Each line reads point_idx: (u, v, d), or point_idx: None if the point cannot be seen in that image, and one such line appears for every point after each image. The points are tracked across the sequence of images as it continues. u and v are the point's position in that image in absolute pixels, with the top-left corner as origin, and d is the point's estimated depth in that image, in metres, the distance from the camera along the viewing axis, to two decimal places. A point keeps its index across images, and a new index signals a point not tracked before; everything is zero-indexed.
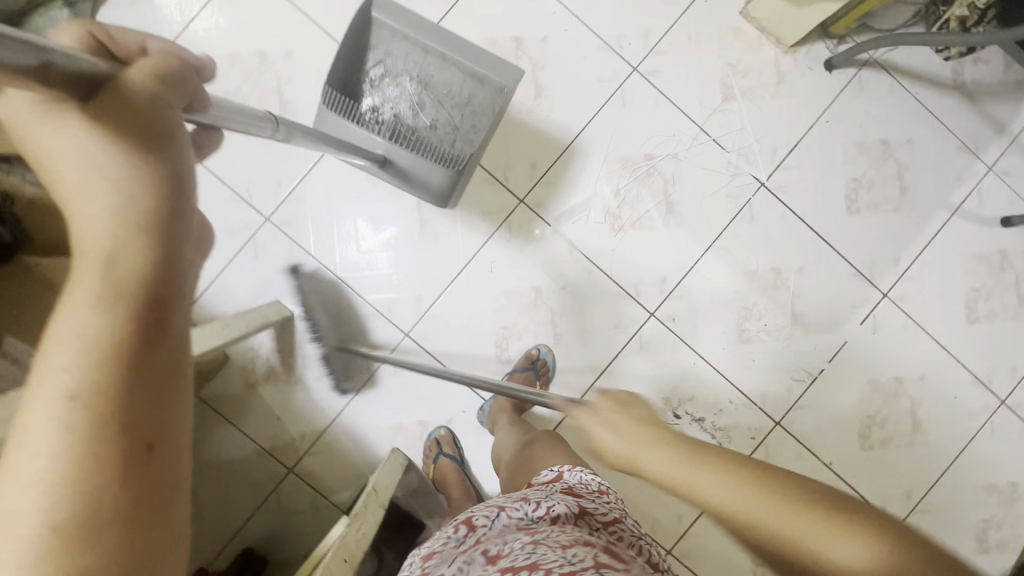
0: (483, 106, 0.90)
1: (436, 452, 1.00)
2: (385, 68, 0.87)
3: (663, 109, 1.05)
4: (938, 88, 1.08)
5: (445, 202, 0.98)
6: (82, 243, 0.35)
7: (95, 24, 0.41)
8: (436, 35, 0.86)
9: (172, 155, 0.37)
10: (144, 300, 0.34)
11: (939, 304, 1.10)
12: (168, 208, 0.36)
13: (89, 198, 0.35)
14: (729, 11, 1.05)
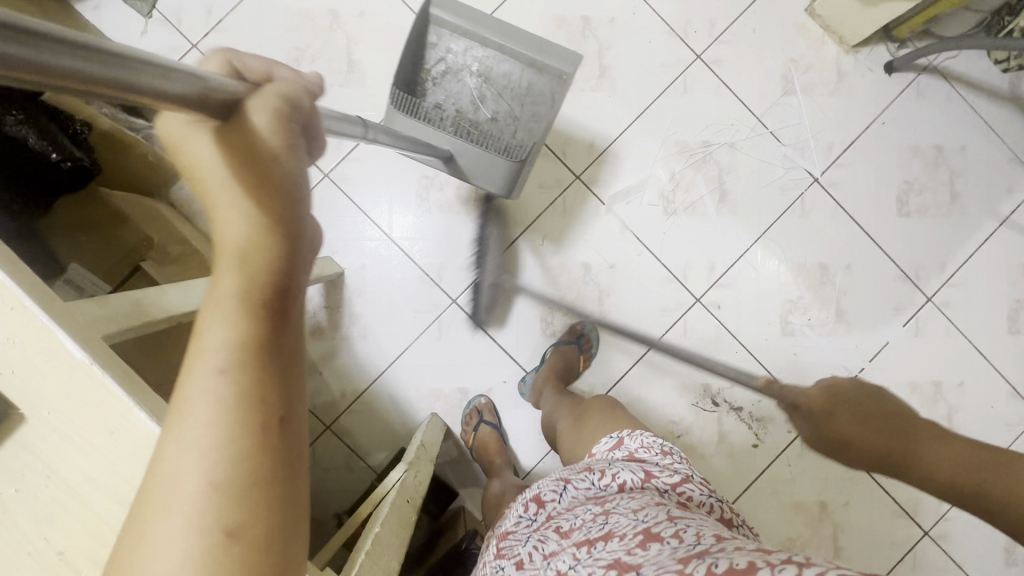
0: (543, 96, 0.87)
1: (476, 421, 1.01)
2: (445, 66, 0.87)
3: (724, 99, 1.07)
4: (994, 99, 1.09)
5: (509, 190, 0.92)
6: (218, 234, 0.35)
7: (231, 51, 0.38)
8: (496, 27, 0.85)
9: (295, 160, 0.34)
10: (275, 304, 0.34)
11: (982, 312, 1.10)
12: (287, 216, 0.35)
13: (224, 207, 0.34)
14: (795, 8, 1.07)
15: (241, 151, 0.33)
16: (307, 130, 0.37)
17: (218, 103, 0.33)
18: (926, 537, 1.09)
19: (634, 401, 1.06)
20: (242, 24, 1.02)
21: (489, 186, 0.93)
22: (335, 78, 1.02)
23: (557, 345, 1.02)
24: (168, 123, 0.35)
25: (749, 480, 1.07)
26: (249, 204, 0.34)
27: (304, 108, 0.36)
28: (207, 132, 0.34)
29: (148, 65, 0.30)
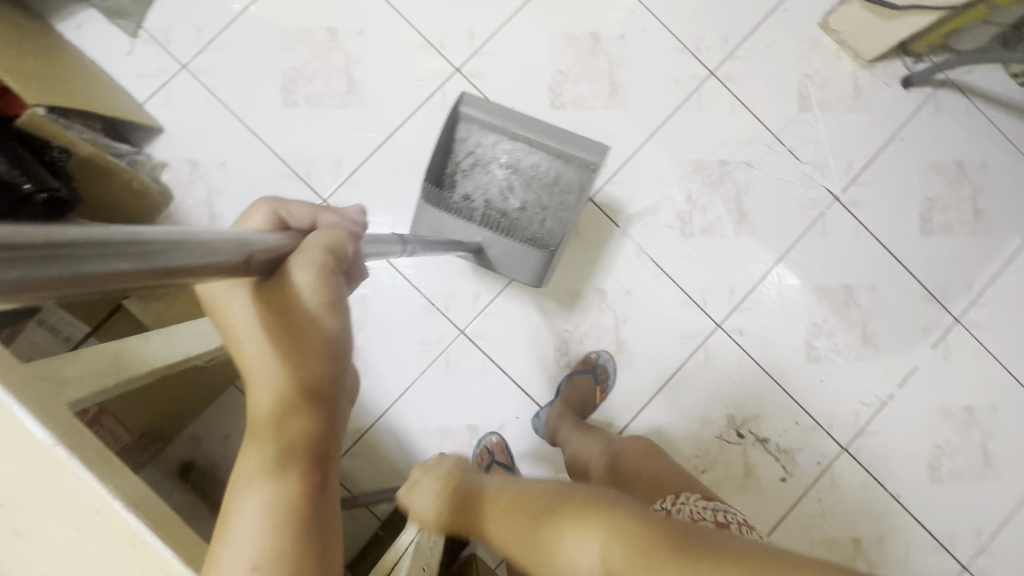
0: (570, 186, 0.87)
1: (487, 461, 0.93)
2: (474, 159, 0.86)
3: (739, 117, 1.03)
4: (1013, 113, 1.07)
5: (540, 281, 0.86)
6: (256, 411, 0.39)
7: (279, 201, 0.43)
8: (523, 122, 0.85)
9: (333, 327, 0.37)
10: (309, 477, 0.38)
11: (1012, 333, 1.06)
12: (322, 391, 0.38)
13: (257, 366, 0.38)
14: (808, 22, 1.04)
15: (280, 316, 0.37)
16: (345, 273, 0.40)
17: (260, 258, 0.34)
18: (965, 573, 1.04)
19: (655, 436, 0.99)
20: (235, 43, 0.96)
21: (518, 276, 0.86)
22: (333, 98, 0.97)
23: (574, 377, 0.95)
24: (206, 287, 0.39)
25: (780, 517, 1.00)
26: (284, 385, 0.38)
27: (346, 259, 0.39)
28: (248, 293, 0.37)
29: (195, 245, 0.28)
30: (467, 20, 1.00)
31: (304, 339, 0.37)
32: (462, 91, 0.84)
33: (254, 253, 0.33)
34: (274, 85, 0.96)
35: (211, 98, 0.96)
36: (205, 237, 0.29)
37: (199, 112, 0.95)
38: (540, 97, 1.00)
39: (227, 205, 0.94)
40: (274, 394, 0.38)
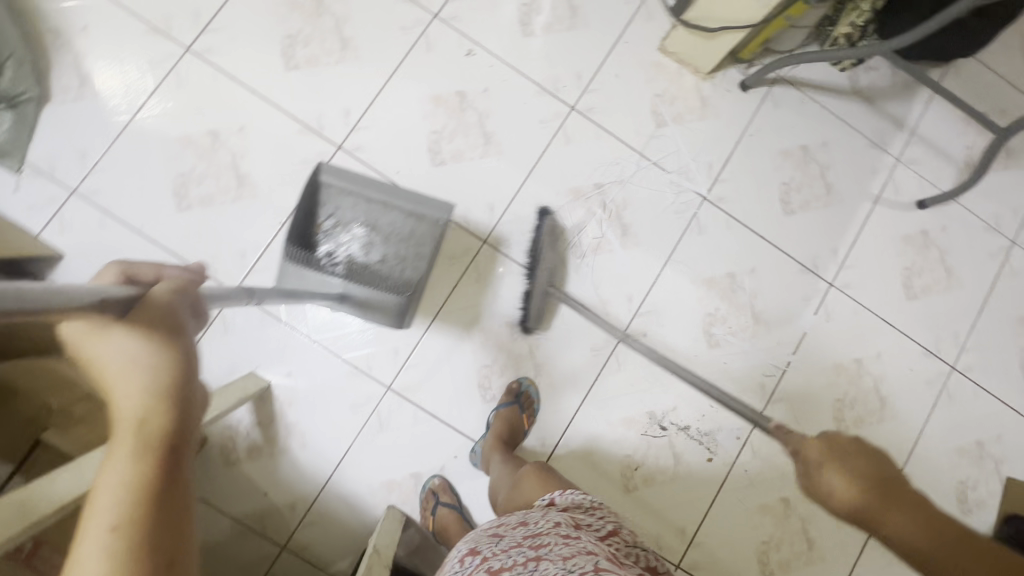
0: (426, 238, 0.95)
1: (433, 504, 0.99)
2: (336, 219, 0.95)
3: (605, 142, 1.14)
4: (839, 95, 1.21)
5: (403, 322, 0.96)
6: (117, 413, 0.41)
7: (125, 262, 0.49)
8: (377, 186, 0.93)
9: (187, 336, 0.45)
10: (167, 460, 0.40)
11: (880, 286, 1.20)
12: (184, 383, 0.43)
13: (117, 378, 0.41)
14: (649, 48, 1.16)
15: (149, 331, 0.43)
16: (193, 302, 0.48)
17: (117, 299, 0.42)
18: None
19: (587, 445, 1.09)
20: (122, 160, 1.01)
21: (382, 319, 0.96)
22: (226, 194, 1.02)
23: (501, 409, 1.01)
24: (68, 329, 0.43)
25: (714, 494, 1.10)
26: (147, 379, 0.41)
27: (192, 294, 0.48)
28: (106, 326, 0.42)
29: (45, 292, 0.36)
30: (340, 99, 1.07)
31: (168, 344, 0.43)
32: (319, 160, 0.91)
33: (110, 296, 0.41)
34: (167, 192, 1.01)
35: (108, 216, 1.00)
36: (63, 288, 0.38)
37: (97, 231, 0.99)
38: (421, 157, 1.08)
39: None
40: (137, 392, 0.41)
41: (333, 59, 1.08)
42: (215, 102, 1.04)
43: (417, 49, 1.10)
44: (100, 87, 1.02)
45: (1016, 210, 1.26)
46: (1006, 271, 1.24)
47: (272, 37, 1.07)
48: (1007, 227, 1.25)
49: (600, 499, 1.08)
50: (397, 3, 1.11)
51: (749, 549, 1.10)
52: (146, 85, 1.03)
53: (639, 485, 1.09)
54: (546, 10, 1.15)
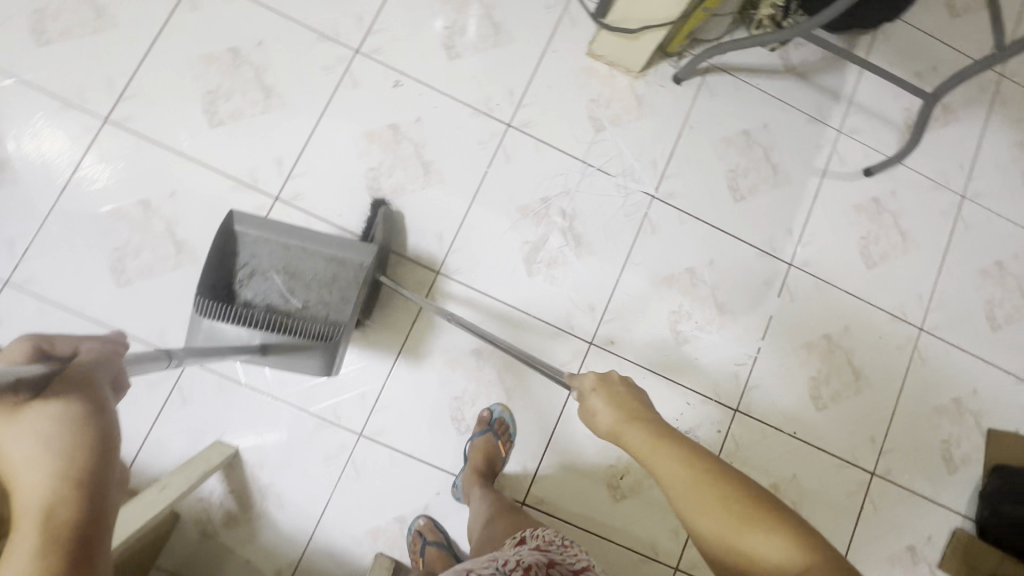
0: (348, 278, 0.96)
1: (420, 544, 0.97)
2: (253, 268, 0.93)
3: (546, 155, 1.13)
4: (773, 75, 1.21)
5: (331, 369, 0.91)
6: (18, 504, 0.41)
7: (40, 335, 0.50)
8: (296, 233, 0.95)
9: (106, 415, 0.46)
10: (74, 553, 0.40)
11: (838, 259, 1.20)
12: (99, 466, 0.44)
13: (21, 468, 0.41)
14: (577, 55, 1.16)
15: (66, 412, 0.44)
16: (111, 380, 0.51)
17: (36, 379, 0.43)
18: (874, 477, 1.17)
19: (570, 462, 1.08)
20: (53, 243, 0.99)
21: (308, 369, 0.91)
22: (165, 264, 1.00)
23: (478, 440, 1.00)
24: None
25: None
26: (58, 464, 0.42)
27: (112, 372, 0.52)
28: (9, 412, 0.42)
29: None
30: (271, 150, 1.05)
31: (80, 424, 0.44)
32: (233, 210, 0.92)
33: (27, 375, 0.42)
34: (105, 270, 0.99)
35: (48, 303, 0.98)
36: None
37: (37, 320, 0.97)
38: (362, 197, 1.06)
39: None
40: (43, 481, 0.41)
41: (257, 109, 1.06)
42: (142, 171, 1.02)
43: (343, 88, 1.08)
44: (20, 166, 0.99)
45: (961, 164, 1.27)
46: (960, 225, 1.25)
47: (192, 95, 1.04)
48: (955, 182, 1.26)
49: (590, 513, 1.07)
50: (317, 44, 1.09)
51: None
52: (66, 158, 1.00)
53: (627, 493, 1.08)
54: (468, 30, 1.13)
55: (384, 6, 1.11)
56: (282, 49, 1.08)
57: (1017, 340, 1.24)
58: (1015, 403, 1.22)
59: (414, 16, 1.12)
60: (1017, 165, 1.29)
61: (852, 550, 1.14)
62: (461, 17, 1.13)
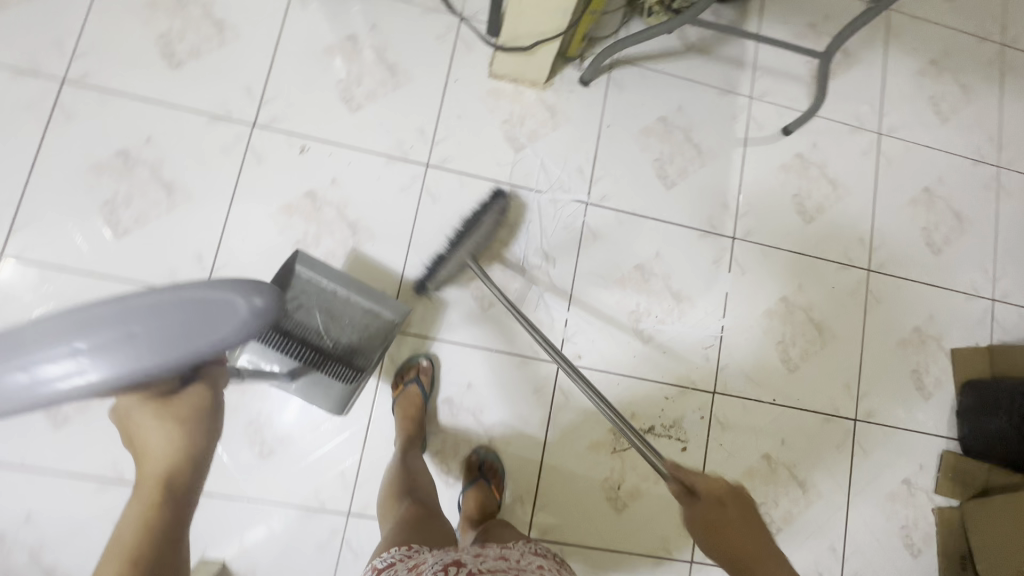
0: (378, 331, 0.95)
1: (411, 376, 1.02)
2: (299, 303, 0.92)
3: (472, 186, 1.11)
4: (676, 56, 1.22)
5: (342, 409, 0.96)
6: (156, 443, 0.61)
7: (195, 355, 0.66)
8: (345, 279, 0.94)
9: (213, 416, 0.65)
10: (181, 486, 0.62)
11: (777, 221, 1.22)
12: (201, 443, 0.63)
13: (161, 425, 0.61)
14: (480, 79, 1.14)
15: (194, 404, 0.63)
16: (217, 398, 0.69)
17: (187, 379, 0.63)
18: (858, 423, 1.19)
19: (565, 485, 1.07)
20: None
21: (321, 403, 0.95)
22: None
23: (470, 490, 1.01)
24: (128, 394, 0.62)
25: None
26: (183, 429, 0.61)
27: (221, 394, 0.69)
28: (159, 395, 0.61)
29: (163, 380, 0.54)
30: (186, 247, 1.00)
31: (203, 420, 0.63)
32: (298, 250, 0.93)
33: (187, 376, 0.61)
34: (39, 414, 0.94)
35: None
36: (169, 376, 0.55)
37: None
38: None
39: (61, 549, 0.93)
40: (170, 440, 0.61)
41: (162, 207, 1.00)
42: (54, 302, 0.97)
43: (249, 165, 1.04)
44: None
45: (871, 103, 1.30)
46: (883, 162, 1.29)
47: (90, 209, 0.99)
48: (869, 121, 1.29)
49: (597, 529, 1.07)
50: (210, 126, 1.04)
51: None
52: None
53: (628, 501, 1.08)
54: (364, 78, 1.10)
55: (272, 73, 1.07)
56: (175, 139, 1.03)
57: (958, 258, 1.29)
58: (970, 319, 1.27)
59: (305, 76, 1.08)
60: (922, 91, 1.33)
61: (852, 497, 1.17)
62: (354, 66, 1.10)
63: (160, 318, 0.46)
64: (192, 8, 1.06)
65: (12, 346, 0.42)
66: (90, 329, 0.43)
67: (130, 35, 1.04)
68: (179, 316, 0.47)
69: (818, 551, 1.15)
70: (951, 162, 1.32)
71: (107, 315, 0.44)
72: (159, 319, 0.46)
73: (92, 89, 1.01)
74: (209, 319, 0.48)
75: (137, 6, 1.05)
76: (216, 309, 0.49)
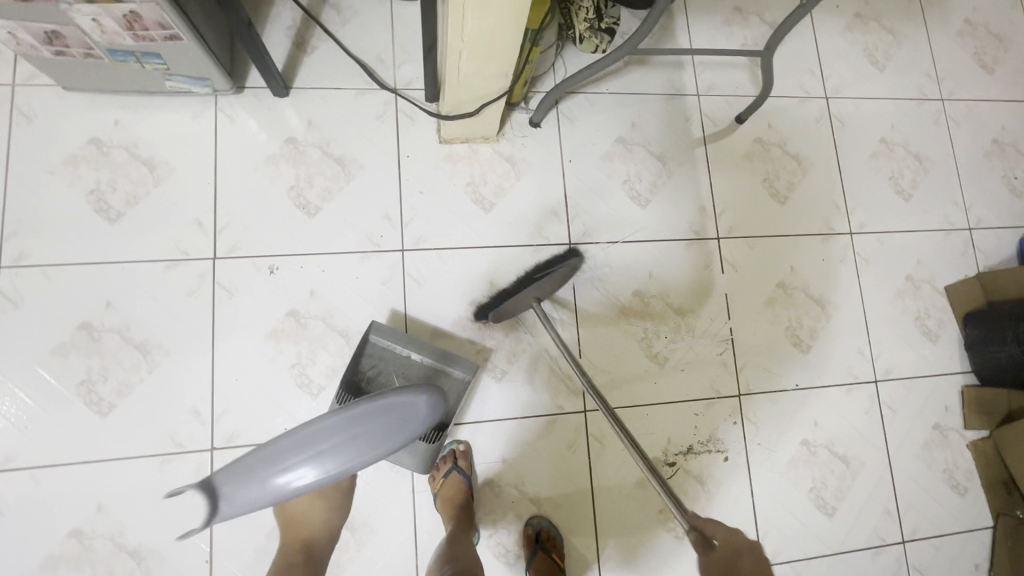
0: (452, 390, 0.98)
1: (449, 467, 1.00)
2: (378, 369, 0.97)
3: (453, 259, 1.07)
4: (616, 74, 1.20)
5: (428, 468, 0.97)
6: (306, 508, 0.87)
7: None
8: (417, 343, 0.98)
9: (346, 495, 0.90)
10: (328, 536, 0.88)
11: (755, 210, 1.22)
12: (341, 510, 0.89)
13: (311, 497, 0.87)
14: (431, 148, 1.10)
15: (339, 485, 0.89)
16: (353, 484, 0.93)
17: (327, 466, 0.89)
18: (879, 383, 1.22)
19: (622, 529, 1.06)
20: None
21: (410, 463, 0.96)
22: None
23: (532, 565, 0.97)
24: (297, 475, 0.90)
25: (745, 483, 1.13)
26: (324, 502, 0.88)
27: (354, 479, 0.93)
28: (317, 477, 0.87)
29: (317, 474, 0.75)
30: (179, 405, 0.95)
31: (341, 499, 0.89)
32: (373, 321, 0.98)
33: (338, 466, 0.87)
34: None
35: None
36: None
37: None
38: (298, 399, 0.98)
39: None
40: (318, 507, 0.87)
41: (142, 370, 0.95)
42: (52, 503, 0.90)
43: (221, 300, 0.99)
44: None
45: (812, 69, 1.31)
46: (837, 125, 1.30)
47: (68, 393, 0.92)
48: (815, 88, 1.31)
49: (664, 563, 1.06)
50: (169, 271, 0.98)
51: (802, 500, 1.14)
52: None
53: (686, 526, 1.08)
54: (315, 179, 1.05)
55: (218, 198, 1.01)
56: (136, 295, 0.96)
57: (929, 198, 1.32)
58: (954, 254, 1.30)
59: (254, 192, 1.03)
60: (855, 46, 1.35)
61: (891, 457, 1.19)
62: (301, 169, 1.05)
63: (373, 419, 0.57)
64: (115, 153, 1.00)
65: (279, 452, 0.52)
66: (340, 429, 0.55)
67: (58, 200, 0.97)
68: (383, 419, 0.58)
69: (876, 518, 1.17)
70: (899, 107, 1.34)
71: (346, 419, 0.55)
72: (377, 420, 0.57)
73: (34, 268, 0.95)
74: (406, 415, 0.59)
75: (56, 167, 0.98)
76: (410, 407, 0.60)
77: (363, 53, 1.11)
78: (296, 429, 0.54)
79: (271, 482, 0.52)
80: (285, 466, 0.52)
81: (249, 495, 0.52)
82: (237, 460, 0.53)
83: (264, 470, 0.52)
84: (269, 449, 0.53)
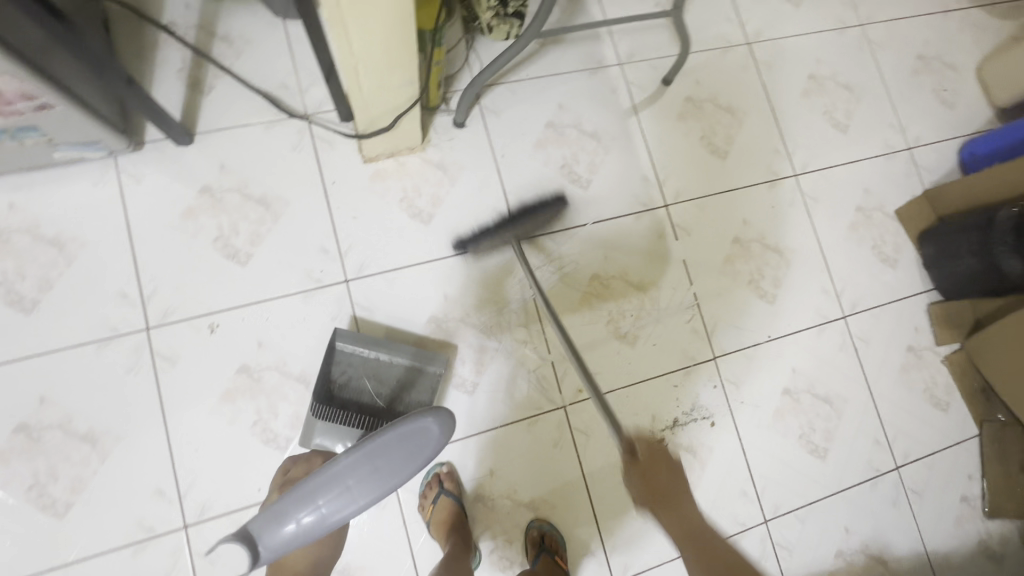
0: (424, 389, 0.97)
1: (436, 491, 0.98)
2: (348, 375, 0.95)
3: (401, 279, 1.03)
4: (533, 57, 1.16)
5: None
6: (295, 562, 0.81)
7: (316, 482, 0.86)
8: (383, 344, 0.95)
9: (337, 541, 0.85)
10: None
11: (697, 170, 1.20)
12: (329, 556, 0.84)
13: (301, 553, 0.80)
14: (356, 169, 1.05)
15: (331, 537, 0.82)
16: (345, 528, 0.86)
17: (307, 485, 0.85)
18: (848, 318, 1.22)
19: (622, 515, 1.05)
20: None
21: None
22: None
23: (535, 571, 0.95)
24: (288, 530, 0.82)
25: (735, 443, 1.12)
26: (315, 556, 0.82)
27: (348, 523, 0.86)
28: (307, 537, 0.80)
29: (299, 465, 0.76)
30: (141, 488, 0.90)
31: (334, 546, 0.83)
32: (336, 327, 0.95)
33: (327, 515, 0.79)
34: None
35: None
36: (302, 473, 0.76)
37: None
38: (266, 455, 0.94)
39: None
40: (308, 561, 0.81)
41: (94, 460, 0.89)
42: None
43: (164, 370, 0.93)
44: None
45: (730, 17, 1.29)
46: (764, 69, 1.29)
47: (18, 502, 0.87)
48: (735, 35, 1.29)
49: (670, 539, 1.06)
50: (101, 352, 0.92)
51: (794, 448, 1.14)
52: None
53: None
54: (239, 224, 1.00)
55: (139, 265, 0.95)
56: (71, 384, 0.91)
57: (866, 126, 1.31)
58: (899, 177, 1.31)
59: (176, 251, 0.97)
60: None
61: (872, 388, 1.20)
62: (223, 217, 0.99)
63: (388, 450, 0.55)
64: (16, 239, 0.93)
65: (304, 495, 0.52)
66: (357, 467, 0.53)
67: None
68: (398, 448, 0.55)
69: (867, 450, 1.18)
70: (821, 41, 1.33)
71: (360, 455, 0.54)
72: (392, 451, 0.55)
73: None
74: (420, 443, 0.57)
75: None
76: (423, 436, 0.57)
77: (265, 84, 1.05)
78: (315, 472, 0.53)
79: (302, 525, 0.51)
80: (311, 509, 0.51)
81: (276, 545, 0.51)
82: (267, 506, 0.52)
83: (285, 519, 0.51)
84: (293, 494, 0.52)
